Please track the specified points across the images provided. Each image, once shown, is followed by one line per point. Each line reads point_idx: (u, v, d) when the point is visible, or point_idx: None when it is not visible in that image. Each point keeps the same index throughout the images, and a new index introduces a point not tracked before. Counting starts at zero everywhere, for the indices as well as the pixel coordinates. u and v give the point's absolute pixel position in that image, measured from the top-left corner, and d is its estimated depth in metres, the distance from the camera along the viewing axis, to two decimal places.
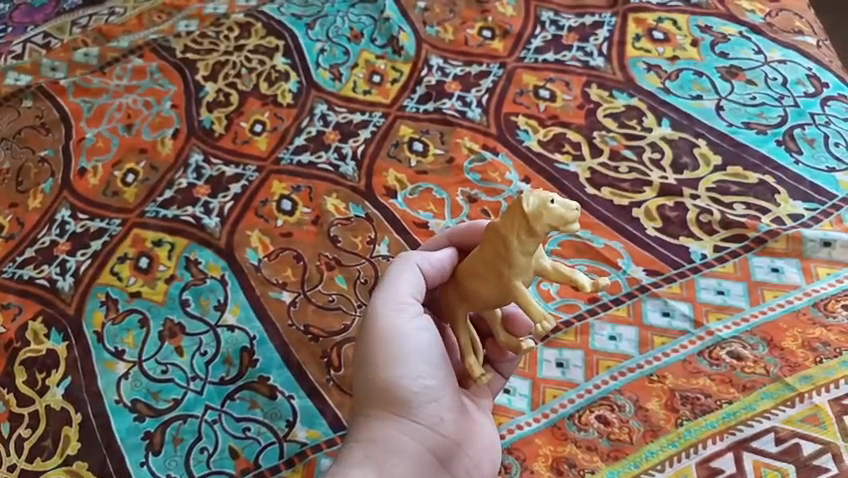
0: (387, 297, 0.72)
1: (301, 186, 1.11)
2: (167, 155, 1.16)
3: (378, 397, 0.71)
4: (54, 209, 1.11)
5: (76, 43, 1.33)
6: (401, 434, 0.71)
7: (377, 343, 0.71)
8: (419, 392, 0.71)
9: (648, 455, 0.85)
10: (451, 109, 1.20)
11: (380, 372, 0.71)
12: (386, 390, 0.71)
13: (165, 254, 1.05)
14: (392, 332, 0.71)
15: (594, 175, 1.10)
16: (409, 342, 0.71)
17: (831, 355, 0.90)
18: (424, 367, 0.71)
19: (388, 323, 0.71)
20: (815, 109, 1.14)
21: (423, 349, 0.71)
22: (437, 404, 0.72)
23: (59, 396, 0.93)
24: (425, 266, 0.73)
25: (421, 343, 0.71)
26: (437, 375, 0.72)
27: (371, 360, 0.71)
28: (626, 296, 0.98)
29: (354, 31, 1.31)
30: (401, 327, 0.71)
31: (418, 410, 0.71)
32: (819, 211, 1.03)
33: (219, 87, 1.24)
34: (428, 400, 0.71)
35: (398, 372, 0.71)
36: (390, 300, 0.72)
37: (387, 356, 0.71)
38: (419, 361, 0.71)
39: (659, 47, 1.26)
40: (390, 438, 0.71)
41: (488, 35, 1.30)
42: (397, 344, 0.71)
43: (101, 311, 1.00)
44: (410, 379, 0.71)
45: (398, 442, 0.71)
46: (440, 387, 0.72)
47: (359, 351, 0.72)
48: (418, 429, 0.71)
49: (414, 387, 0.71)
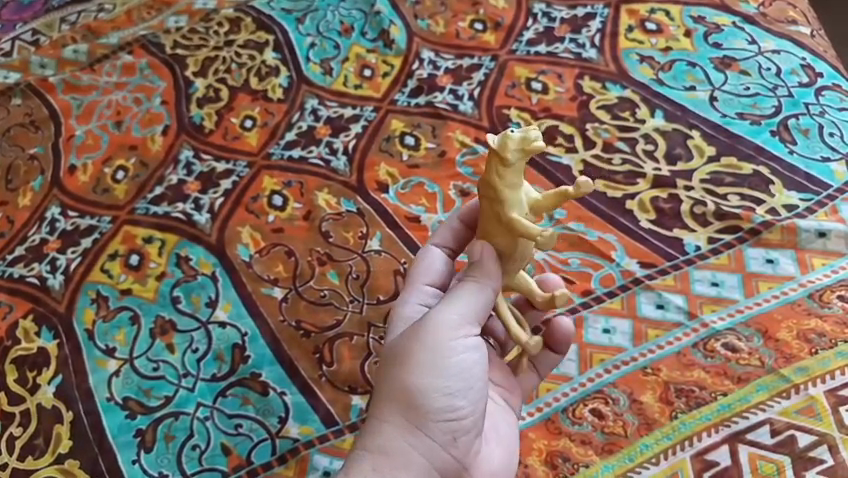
0: (449, 305, 0.69)
1: (292, 181, 1.11)
2: (157, 151, 1.16)
3: (403, 404, 0.68)
4: (44, 207, 1.10)
5: (66, 40, 1.32)
6: (415, 448, 0.68)
7: (425, 350, 0.68)
8: (446, 411, 0.68)
9: (642, 448, 0.85)
10: (443, 103, 1.19)
11: (416, 377, 0.68)
12: (414, 399, 0.68)
13: (156, 250, 1.05)
14: (443, 343, 0.68)
15: (587, 167, 1.10)
16: (455, 358, 0.68)
17: (826, 346, 0.90)
18: (461, 388, 0.69)
19: (443, 334, 0.68)
20: (809, 99, 1.13)
21: (462, 368, 0.69)
22: (459, 425, 0.69)
23: (50, 395, 0.92)
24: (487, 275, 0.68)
25: (466, 362, 0.69)
26: (469, 398, 0.69)
27: (411, 364, 0.68)
28: (620, 288, 0.98)
29: (345, 25, 1.31)
30: (453, 339, 0.68)
31: (438, 428, 0.68)
32: (814, 201, 1.03)
33: (209, 83, 1.24)
34: (451, 421, 0.69)
35: (435, 385, 0.68)
36: (452, 310, 0.69)
37: (430, 366, 0.68)
38: (457, 381, 0.68)
39: (652, 38, 1.25)
40: (403, 451, 0.68)
41: (479, 27, 1.30)
42: (443, 357, 0.68)
43: (91, 309, 1.00)
44: (443, 396, 0.68)
45: (409, 457, 0.68)
46: (468, 410, 0.70)
47: (402, 354, 0.68)
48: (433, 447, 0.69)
49: (442, 404, 0.68)
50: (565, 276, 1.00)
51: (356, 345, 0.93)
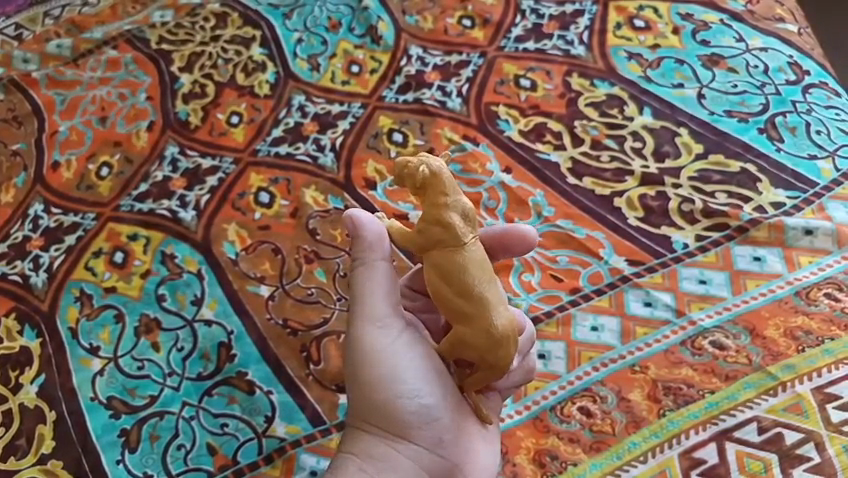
0: (367, 311, 0.69)
1: (279, 178, 1.10)
2: (142, 148, 1.14)
3: (373, 413, 0.70)
4: (27, 204, 1.09)
5: (49, 35, 1.31)
6: (397, 451, 0.70)
7: (367, 362, 0.69)
8: (414, 410, 0.69)
9: (630, 446, 0.85)
10: (431, 100, 1.18)
11: (369, 389, 0.69)
12: (380, 409, 0.69)
13: (140, 248, 1.04)
14: (379, 350, 0.69)
15: (575, 165, 1.09)
16: (399, 361, 0.69)
17: (812, 344, 0.90)
18: (421, 386, 0.69)
19: (375, 342, 0.69)
20: (796, 97, 1.13)
21: (414, 365, 0.69)
22: (434, 421, 0.70)
23: (32, 395, 0.91)
24: (379, 258, 0.69)
25: (414, 361, 0.69)
26: (435, 393, 0.69)
27: (363, 377, 0.69)
28: (608, 286, 0.98)
29: (333, 21, 1.30)
30: (387, 346, 0.69)
31: (416, 429, 0.70)
32: (801, 199, 1.03)
33: (195, 79, 1.22)
34: (424, 418, 0.69)
35: (388, 391, 0.69)
36: (371, 315, 0.69)
37: (378, 375, 0.69)
38: (415, 380, 0.69)
39: (640, 35, 1.25)
40: (388, 456, 0.70)
41: (468, 24, 1.29)
42: (386, 362, 0.68)
43: (75, 307, 0.98)
44: (403, 398, 0.69)
45: (396, 461, 0.70)
46: (439, 405, 0.70)
47: (350, 366, 0.70)
48: (411, 446, 0.70)
49: (407, 406, 0.69)
50: (554, 273, 0.99)
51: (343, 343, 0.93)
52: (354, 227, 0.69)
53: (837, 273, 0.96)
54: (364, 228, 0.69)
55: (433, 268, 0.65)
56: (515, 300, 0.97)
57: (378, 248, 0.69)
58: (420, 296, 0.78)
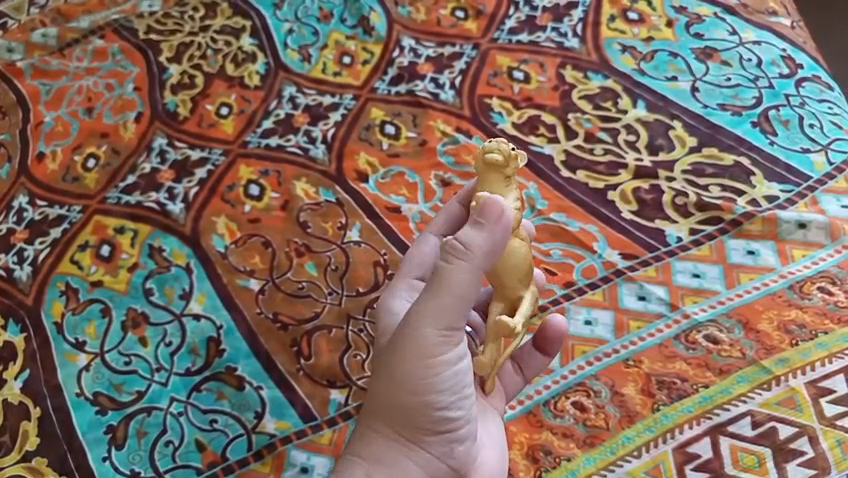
0: (437, 316, 0.61)
1: (269, 170, 1.08)
2: (130, 139, 1.13)
3: (395, 416, 0.64)
4: (11, 196, 1.07)
5: (34, 24, 1.29)
6: (409, 457, 0.65)
7: (414, 364, 0.62)
8: (438, 420, 0.64)
9: (624, 441, 0.84)
10: (423, 91, 1.17)
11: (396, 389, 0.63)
12: (407, 411, 0.63)
13: (127, 241, 1.02)
14: (424, 357, 0.62)
15: (569, 157, 1.09)
16: (440, 372, 0.62)
17: (807, 338, 0.89)
18: (454, 398, 0.64)
19: (431, 347, 0.62)
20: (789, 90, 1.13)
21: (455, 376, 0.63)
22: (454, 432, 0.65)
23: (17, 391, 0.90)
24: (484, 268, 0.60)
25: (454, 375, 0.63)
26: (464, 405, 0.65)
27: (397, 377, 0.63)
28: (602, 280, 0.97)
29: (324, 11, 1.28)
30: (438, 356, 0.62)
31: (435, 438, 0.65)
32: (794, 193, 1.02)
33: (183, 69, 1.21)
34: (444, 428, 0.65)
35: (421, 398, 0.63)
36: (440, 319, 0.61)
37: (416, 383, 0.62)
38: (452, 392, 0.63)
39: (634, 28, 1.24)
40: (399, 463, 0.65)
41: (460, 15, 1.28)
42: (428, 371, 0.62)
43: (60, 302, 0.97)
44: (433, 408, 0.63)
45: (406, 469, 0.65)
46: (464, 417, 0.65)
47: (392, 361, 0.63)
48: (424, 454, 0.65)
49: (434, 415, 0.64)
50: (547, 267, 0.98)
51: (334, 338, 0.92)
52: (480, 219, 0.59)
53: (830, 267, 0.95)
54: (493, 226, 0.59)
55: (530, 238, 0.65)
56: None
57: (492, 254, 0.60)
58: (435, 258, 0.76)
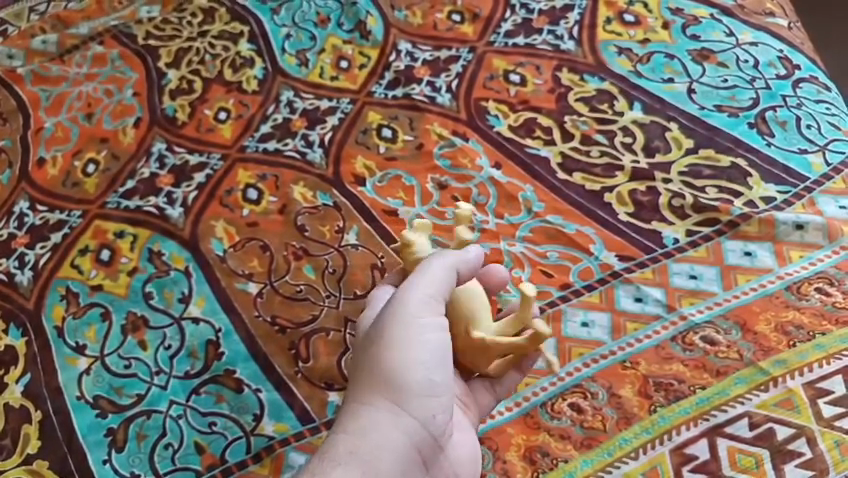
0: (425, 288, 0.67)
1: (267, 174, 1.09)
2: (129, 144, 1.14)
3: (382, 380, 0.65)
4: (12, 201, 1.08)
5: (34, 31, 1.30)
6: (397, 427, 0.64)
7: (403, 327, 0.66)
8: (424, 385, 0.65)
9: (621, 443, 0.84)
10: (420, 95, 1.18)
11: (385, 354, 0.65)
12: (396, 375, 0.65)
13: (127, 245, 1.03)
14: (412, 320, 0.66)
15: (565, 160, 1.09)
16: (426, 336, 0.66)
17: (804, 339, 0.90)
18: (441, 364, 0.66)
19: (418, 312, 0.66)
20: (786, 91, 1.13)
21: (439, 343, 0.67)
22: (439, 402, 0.66)
23: (18, 394, 0.91)
24: (458, 267, 0.69)
25: (438, 344, 0.67)
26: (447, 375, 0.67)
27: (388, 341, 0.66)
28: (599, 282, 0.97)
29: (322, 16, 1.29)
30: (426, 320, 0.67)
31: (421, 406, 0.65)
32: (792, 194, 1.02)
33: (182, 74, 1.21)
34: (429, 394, 0.66)
35: (409, 358, 0.65)
36: (428, 290, 0.67)
37: (404, 343, 0.66)
38: (439, 357, 0.66)
39: (630, 30, 1.24)
40: (387, 431, 0.64)
41: (457, 19, 1.28)
42: (417, 332, 0.66)
43: (61, 305, 0.98)
44: (422, 370, 0.65)
45: (394, 438, 0.64)
46: (446, 388, 0.67)
47: (384, 331, 0.66)
48: (410, 424, 0.65)
49: (419, 378, 0.65)
50: (544, 269, 0.98)
51: (332, 340, 0.92)
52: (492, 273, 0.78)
53: (828, 267, 0.96)
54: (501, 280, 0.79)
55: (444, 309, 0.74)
56: (504, 297, 0.96)
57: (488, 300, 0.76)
58: None
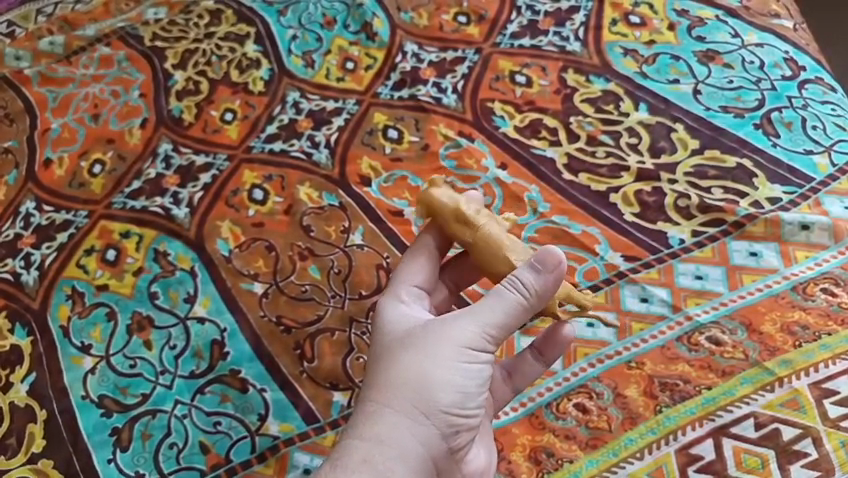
0: (480, 315, 0.66)
1: (273, 175, 1.09)
2: (135, 145, 1.14)
3: (411, 390, 0.65)
4: (18, 202, 1.09)
5: (41, 32, 1.30)
6: (418, 442, 0.64)
7: (448, 348, 0.65)
8: (454, 407, 0.65)
9: (627, 443, 0.84)
10: (426, 96, 1.18)
11: (419, 367, 0.65)
12: (427, 392, 0.65)
13: (133, 245, 1.03)
14: (456, 343, 0.66)
15: (571, 160, 1.09)
16: (467, 362, 0.66)
17: (810, 339, 0.89)
18: (475, 390, 0.66)
19: (466, 339, 0.66)
20: (792, 92, 1.13)
21: (477, 371, 0.66)
22: (465, 422, 0.66)
23: (23, 393, 0.91)
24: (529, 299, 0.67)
25: (477, 370, 0.66)
26: (478, 400, 0.67)
27: (426, 356, 0.65)
28: (604, 282, 0.97)
29: (328, 17, 1.29)
30: (475, 348, 0.66)
31: (446, 425, 0.65)
32: (797, 194, 1.02)
33: (189, 76, 1.22)
34: (456, 416, 0.66)
35: (443, 378, 0.65)
36: (482, 316, 0.66)
37: (441, 363, 0.65)
38: (474, 382, 0.66)
39: (636, 31, 1.24)
40: (407, 444, 0.64)
41: (463, 20, 1.28)
42: (460, 355, 0.65)
43: (66, 305, 0.98)
44: (456, 394, 0.65)
45: (412, 451, 0.64)
46: (474, 412, 0.67)
47: (427, 348, 0.66)
48: (431, 440, 0.65)
49: (450, 399, 0.65)
50: None
51: (337, 340, 0.92)
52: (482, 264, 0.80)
53: (834, 268, 0.95)
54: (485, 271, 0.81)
55: (482, 245, 0.71)
56: None
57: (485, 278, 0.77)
58: (421, 270, 0.74)
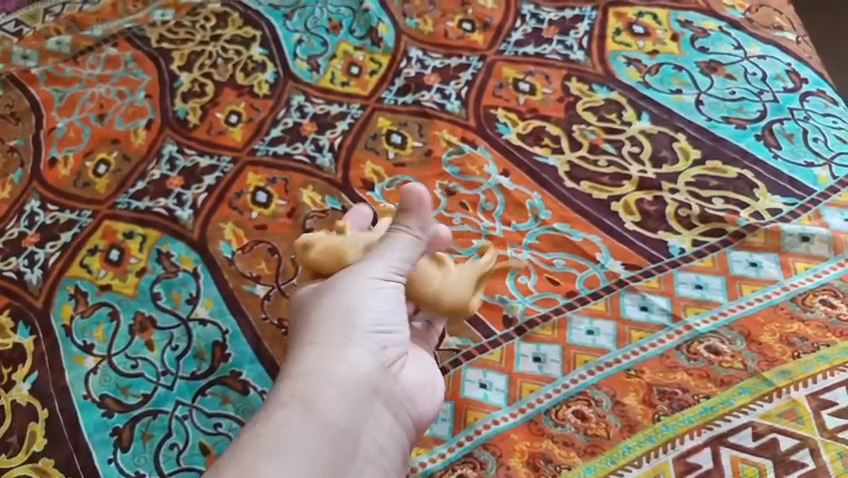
0: (387, 255, 0.75)
1: (277, 178, 1.10)
2: (140, 146, 1.14)
3: (329, 324, 0.71)
4: (23, 200, 1.09)
5: (48, 32, 1.31)
6: (345, 364, 0.68)
7: (351, 282, 0.73)
8: (368, 325, 0.71)
9: (625, 451, 0.84)
10: (430, 102, 1.19)
11: (336, 302, 0.72)
12: (342, 319, 0.71)
13: (136, 246, 1.04)
14: (363, 276, 0.73)
15: (573, 168, 1.10)
16: (371, 289, 0.73)
17: (808, 350, 0.90)
18: (384, 311, 0.73)
19: (364, 270, 0.74)
20: (794, 104, 1.14)
21: (380, 293, 0.73)
22: (383, 340, 0.72)
23: (25, 392, 0.92)
24: (423, 234, 0.76)
25: (381, 294, 0.73)
26: (391, 320, 0.73)
27: (335, 293, 0.73)
28: (605, 290, 0.98)
29: (333, 22, 1.30)
30: (375, 276, 0.73)
31: (365, 345, 0.70)
32: (797, 206, 1.03)
33: (194, 78, 1.22)
34: (372, 334, 0.71)
35: (353, 303, 0.72)
36: (375, 251, 0.75)
37: (354, 292, 0.72)
38: (381, 303, 0.73)
39: (639, 41, 1.25)
40: (334, 368, 0.68)
41: (468, 27, 1.29)
42: (364, 284, 0.73)
43: (69, 304, 0.99)
44: (366, 314, 0.72)
45: (341, 373, 0.68)
46: (389, 333, 0.73)
47: (334, 288, 0.73)
48: (357, 360, 0.69)
49: (363, 319, 0.71)
50: (550, 277, 0.99)
51: None
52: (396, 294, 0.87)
53: (833, 279, 0.96)
54: None
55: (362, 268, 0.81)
56: (510, 303, 0.98)
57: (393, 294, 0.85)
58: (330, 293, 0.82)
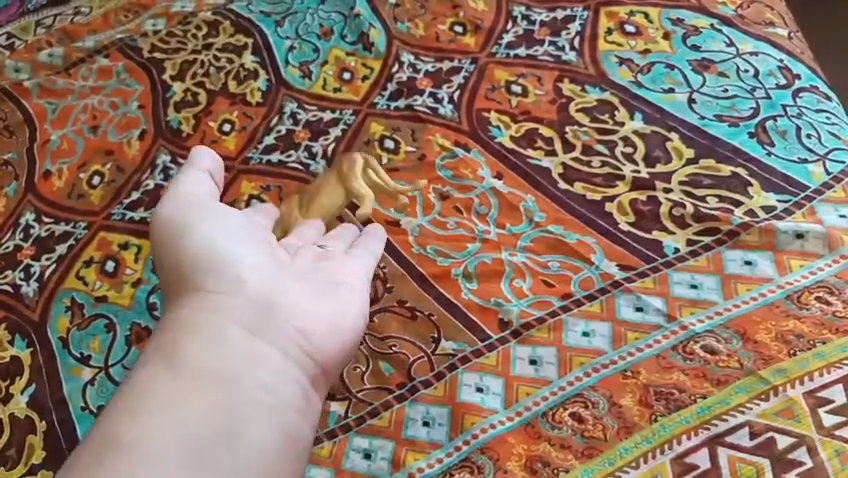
0: (164, 210, 0.76)
1: (271, 185, 1.10)
2: (134, 156, 1.15)
3: (182, 277, 0.70)
4: (18, 213, 1.10)
5: (41, 44, 1.31)
6: (206, 303, 0.66)
7: (193, 231, 0.73)
8: (223, 258, 0.70)
9: (622, 452, 0.85)
10: (423, 106, 1.19)
11: (181, 251, 0.72)
12: (194, 263, 0.70)
13: (131, 256, 1.04)
14: (205, 222, 0.74)
15: (566, 170, 1.10)
16: (209, 229, 0.73)
17: (804, 348, 0.90)
18: (237, 244, 0.72)
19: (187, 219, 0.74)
20: (786, 101, 1.14)
21: (225, 230, 0.74)
22: (244, 267, 0.70)
23: (23, 404, 0.92)
24: (200, 176, 0.81)
25: (225, 231, 0.74)
26: (250, 251, 0.72)
27: (179, 244, 0.73)
28: (600, 291, 0.98)
29: (325, 28, 1.30)
30: (209, 220, 0.74)
31: (224, 277, 0.68)
32: (792, 203, 1.03)
33: (187, 87, 1.23)
34: (227, 265, 0.70)
35: (197, 248, 0.72)
36: (191, 201, 0.77)
37: (207, 242, 0.72)
38: (231, 239, 0.73)
39: (631, 41, 1.25)
40: (195, 312, 0.66)
41: (459, 30, 1.29)
42: (206, 228, 0.73)
43: (66, 317, 0.99)
44: (214, 249, 0.71)
45: (204, 312, 0.65)
46: (251, 260, 0.71)
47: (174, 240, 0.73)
48: (217, 295, 0.67)
49: (217, 256, 0.70)
50: (545, 279, 0.99)
51: None
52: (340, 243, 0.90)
53: (828, 276, 0.96)
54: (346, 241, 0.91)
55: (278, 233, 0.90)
56: (506, 306, 0.97)
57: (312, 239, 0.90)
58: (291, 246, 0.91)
